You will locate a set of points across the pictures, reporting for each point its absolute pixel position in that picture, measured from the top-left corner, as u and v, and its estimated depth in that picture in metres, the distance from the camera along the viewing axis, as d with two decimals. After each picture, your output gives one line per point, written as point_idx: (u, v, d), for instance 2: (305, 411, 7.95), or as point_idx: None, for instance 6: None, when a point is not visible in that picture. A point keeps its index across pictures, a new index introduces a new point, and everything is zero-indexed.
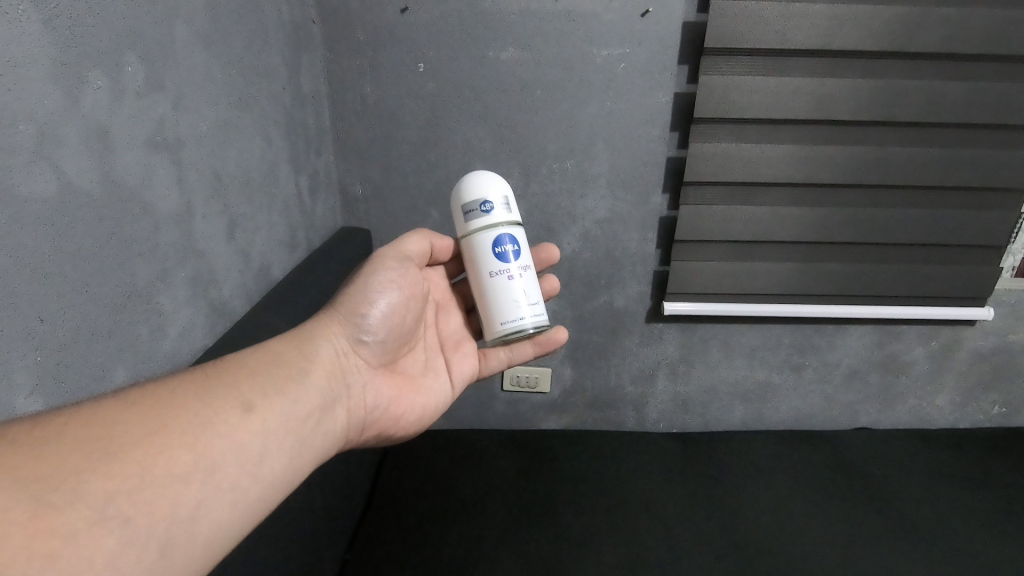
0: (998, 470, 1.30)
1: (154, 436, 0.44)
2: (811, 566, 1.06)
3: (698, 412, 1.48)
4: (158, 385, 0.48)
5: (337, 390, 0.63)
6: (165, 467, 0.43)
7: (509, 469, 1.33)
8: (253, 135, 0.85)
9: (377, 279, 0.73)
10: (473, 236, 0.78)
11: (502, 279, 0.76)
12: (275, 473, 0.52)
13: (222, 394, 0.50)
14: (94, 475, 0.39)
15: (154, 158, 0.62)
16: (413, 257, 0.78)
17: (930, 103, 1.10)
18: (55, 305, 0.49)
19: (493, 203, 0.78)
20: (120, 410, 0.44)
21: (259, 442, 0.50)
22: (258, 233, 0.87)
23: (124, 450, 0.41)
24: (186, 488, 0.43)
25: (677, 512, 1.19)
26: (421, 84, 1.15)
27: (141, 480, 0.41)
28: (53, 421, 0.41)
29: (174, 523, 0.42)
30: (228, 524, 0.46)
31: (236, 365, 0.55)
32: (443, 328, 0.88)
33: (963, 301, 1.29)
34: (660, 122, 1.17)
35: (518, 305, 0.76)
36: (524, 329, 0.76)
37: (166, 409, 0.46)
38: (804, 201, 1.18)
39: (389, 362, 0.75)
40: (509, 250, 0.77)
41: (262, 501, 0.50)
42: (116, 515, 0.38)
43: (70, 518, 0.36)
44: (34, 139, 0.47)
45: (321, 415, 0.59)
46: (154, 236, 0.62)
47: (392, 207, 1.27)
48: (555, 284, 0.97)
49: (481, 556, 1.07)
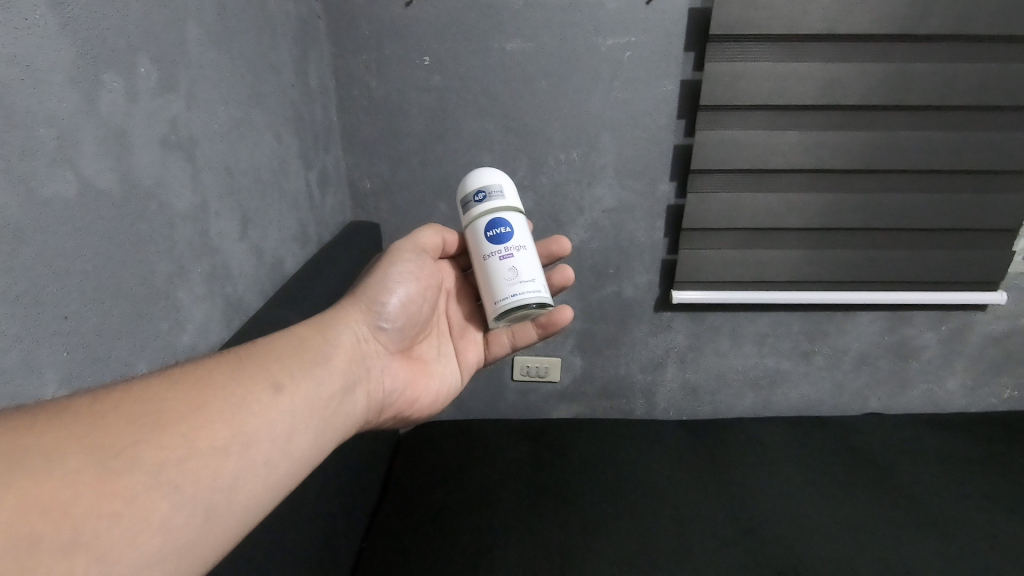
0: (1010, 453, 1.30)
1: (196, 410, 0.45)
2: (822, 549, 1.07)
3: (708, 399, 1.49)
4: (196, 365, 0.50)
5: (358, 374, 0.65)
6: (208, 440, 0.44)
7: (521, 457, 1.34)
8: (263, 132, 0.86)
9: (397, 268, 0.75)
10: (471, 225, 0.80)
11: (495, 260, 0.76)
12: (304, 450, 0.53)
13: (254, 374, 0.52)
14: (149, 444, 0.41)
15: (169, 157, 0.63)
16: (429, 248, 0.80)
17: (941, 86, 1.09)
18: (78, 301, 0.51)
19: (486, 191, 0.80)
20: (165, 387, 0.46)
21: (289, 420, 0.52)
22: (270, 229, 0.89)
23: (171, 423, 0.43)
24: (225, 460, 0.45)
25: (688, 498, 1.20)
26: (427, 77, 1.16)
27: (187, 451, 0.42)
28: (106, 396, 0.42)
29: (217, 492, 0.43)
30: (261, 494, 0.48)
31: (264, 348, 0.56)
32: (454, 317, 0.89)
33: (975, 285, 1.28)
34: (666, 110, 1.17)
35: (511, 282, 0.75)
36: (521, 304, 0.74)
37: (205, 387, 0.48)
38: (813, 187, 1.18)
39: (406, 347, 0.76)
40: (502, 232, 0.77)
41: (291, 475, 0.52)
42: (167, 481, 0.40)
43: (129, 481, 0.38)
44: (55, 141, 0.48)
45: (343, 396, 0.61)
46: (170, 234, 0.63)
47: (401, 200, 1.28)
48: (568, 274, 0.96)
49: (495, 543, 1.08)
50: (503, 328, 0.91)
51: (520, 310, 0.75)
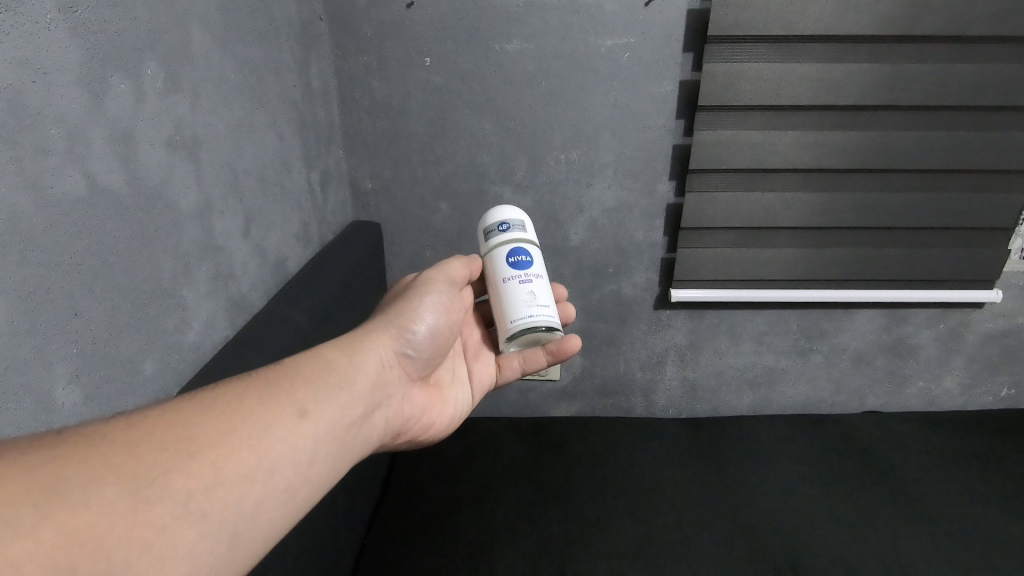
0: (1006, 451, 1.31)
1: (224, 438, 0.46)
2: (817, 544, 1.08)
3: (707, 397, 1.50)
4: (228, 389, 0.51)
5: (381, 398, 0.65)
6: (234, 467, 0.46)
7: (522, 454, 1.35)
8: (266, 132, 0.87)
9: (427, 295, 0.75)
10: (490, 252, 0.84)
11: (514, 283, 0.80)
12: (321, 475, 0.54)
13: (282, 399, 0.53)
14: (178, 472, 0.42)
15: (175, 158, 0.64)
16: (458, 280, 0.80)
17: (937, 86, 1.10)
18: (89, 298, 0.52)
19: (509, 223, 0.85)
20: (198, 411, 0.47)
21: (313, 446, 0.53)
22: (273, 228, 0.89)
23: (202, 451, 0.45)
24: (249, 487, 0.46)
25: (687, 496, 1.21)
26: (428, 77, 1.17)
27: (213, 479, 0.44)
28: (141, 421, 0.44)
29: (240, 519, 0.45)
30: (281, 519, 0.49)
31: (294, 370, 0.57)
32: (469, 339, 0.92)
33: (972, 283, 1.29)
34: (665, 110, 1.18)
35: (528, 304, 0.79)
36: (536, 325, 0.78)
37: (234, 413, 0.49)
38: (809, 186, 1.19)
39: (427, 370, 0.77)
40: (522, 260, 0.82)
41: (311, 500, 0.53)
42: (195, 510, 0.42)
43: (159, 511, 0.40)
44: (63, 141, 0.49)
45: (364, 421, 0.62)
46: (175, 234, 0.64)
47: (402, 200, 1.29)
48: (570, 311, 0.99)
49: (495, 540, 1.10)
50: (514, 354, 0.94)
51: (529, 333, 0.79)
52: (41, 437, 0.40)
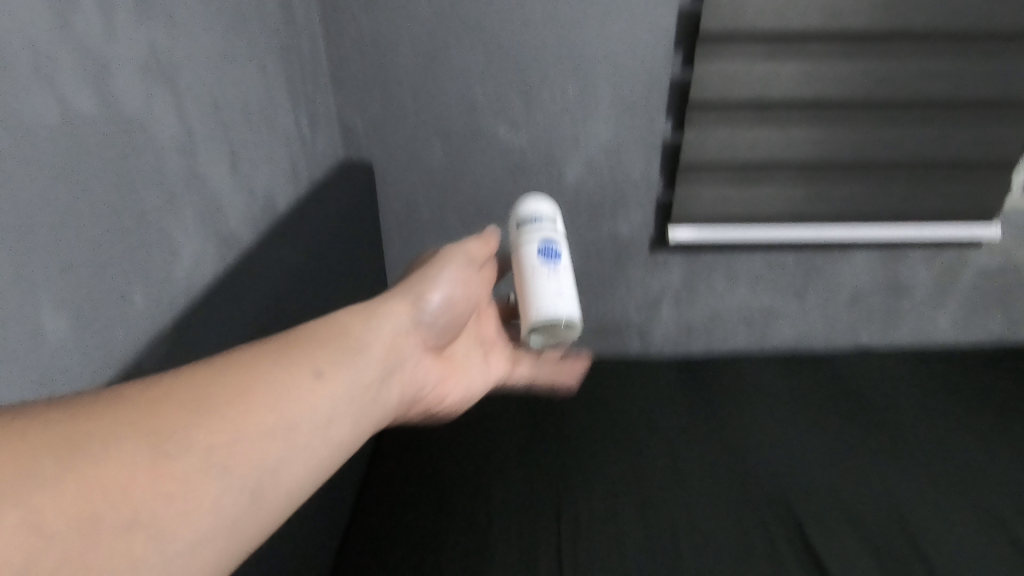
0: (996, 387, 1.33)
1: (243, 394, 0.47)
2: (804, 480, 1.11)
3: (702, 336, 1.51)
4: (246, 351, 0.51)
5: (398, 365, 0.65)
6: (255, 425, 0.46)
7: (517, 394, 1.36)
8: (249, 64, 0.84)
9: (445, 269, 0.77)
10: (523, 239, 0.87)
11: (543, 273, 0.81)
12: (342, 436, 0.54)
13: (298, 361, 0.53)
14: (198, 427, 0.43)
15: (151, 86, 0.62)
16: (478, 259, 0.83)
17: (947, 11, 1.06)
18: (69, 225, 0.51)
19: (544, 219, 0.89)
20: (215, 371, 0.48)
21: (331, 407, 0.53)
22: (261, 166, 0.87)
23: (221, 408, 0.45)
24: (271, 445, 0.47)
25: (679, 433, 1.23)
26: (417, 7, 1.12)
27: (234, 436, 0.44)
28: (159, 380, 0.44)
29: (262, 473, 0.45)
30: (303, 480, 0.50)
31: (310, 334, 0.57)
32: (485, 332, 0.92)
33: (972, 220, 1.28)
34: (665, 41, 1.14)
35: (556, 296, 0.79)
36: (561, 317, 0.79)
37: (252, 372, 0.49)
38: (811, 121, 1.16)
39: (439, 343, 0.77)
40: (553, 254, 0.84)
41: (332, 463, 0.53)
42: (216, 463, 0.42)
43: (180, 464, 0.40)
44: (27, 59, 0.48)
45: (382, 385, 0.62)
46: (159, 166, 0.63)
47: (394, 139, 1.26)
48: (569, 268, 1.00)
49: (491, 480, 1.12)
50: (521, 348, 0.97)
51: (550, 325, 0.80)
52: (62, 398, 0.40)
